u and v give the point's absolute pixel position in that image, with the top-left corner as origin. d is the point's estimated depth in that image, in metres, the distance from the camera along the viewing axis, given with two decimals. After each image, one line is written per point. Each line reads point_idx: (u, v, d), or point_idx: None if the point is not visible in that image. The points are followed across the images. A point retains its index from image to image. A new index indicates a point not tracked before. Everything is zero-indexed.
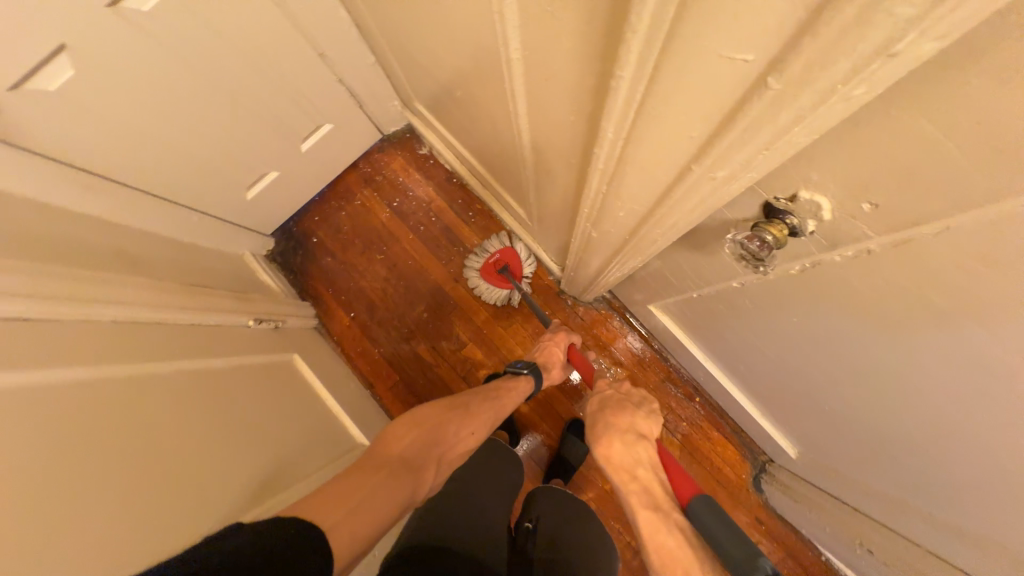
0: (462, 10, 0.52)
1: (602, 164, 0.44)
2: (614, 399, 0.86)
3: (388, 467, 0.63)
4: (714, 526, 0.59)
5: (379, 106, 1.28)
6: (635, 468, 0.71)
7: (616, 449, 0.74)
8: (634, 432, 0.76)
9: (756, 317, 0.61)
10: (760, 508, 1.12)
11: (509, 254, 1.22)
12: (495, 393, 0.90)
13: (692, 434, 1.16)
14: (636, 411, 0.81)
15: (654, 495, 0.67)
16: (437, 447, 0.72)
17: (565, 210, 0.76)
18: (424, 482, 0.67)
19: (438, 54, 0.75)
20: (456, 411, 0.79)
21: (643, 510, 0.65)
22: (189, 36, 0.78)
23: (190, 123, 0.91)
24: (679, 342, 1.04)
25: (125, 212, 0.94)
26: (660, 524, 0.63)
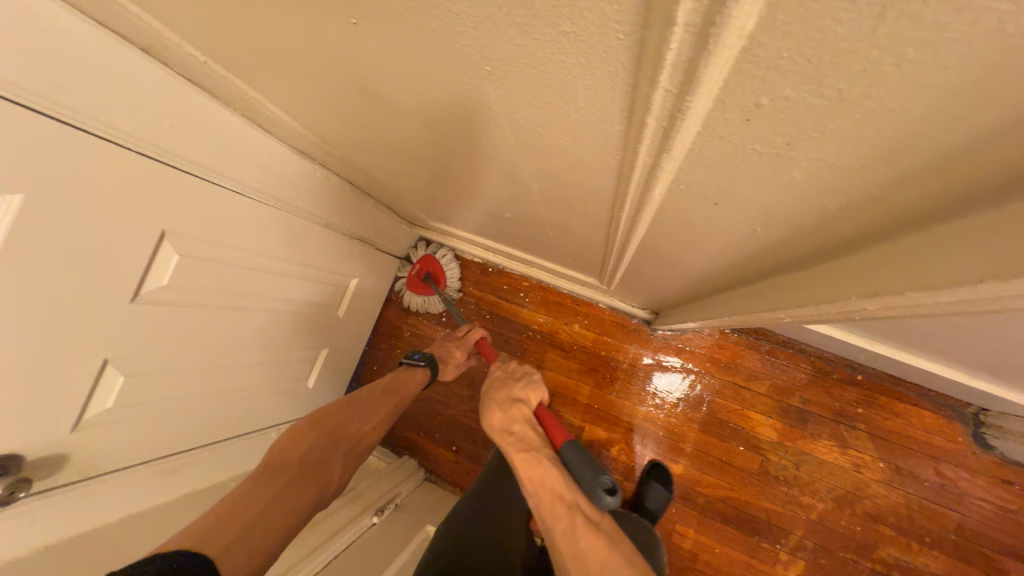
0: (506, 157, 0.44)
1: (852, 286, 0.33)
2: (501, 378, 0.80)
3: (283, 472, 0.63)
4: (574, 462, 0.63)
5: (391, 239, 1.22)
6: (514, 425, 0.70)
7: (497, 414, 0.72)
8: (509, 397, 0.74)
9: (1007, 332, 0.46)
10: (1001, 469, 0.93)
11: (429, 263, 1.27)
12: (396, 386, 0.88)
13: (874, 416, 0.99)
14: (516, 379, 0.78)
15: (531, 445, 0.67)
16: (337, 447, 0.71)
17: (668, 281, 0.65)
18: (330, 479, 0.69)
19: (455, 185, 0.68)
20: (354, 404, 0.78)
21: (517, 454, 0.66)
22: (211, 283, 0.74)
23: (239, 354, 0.86)
24: (828, 337, 0.89)
25: (216, 468, 0.88)
26: (534, 460, 0.64)
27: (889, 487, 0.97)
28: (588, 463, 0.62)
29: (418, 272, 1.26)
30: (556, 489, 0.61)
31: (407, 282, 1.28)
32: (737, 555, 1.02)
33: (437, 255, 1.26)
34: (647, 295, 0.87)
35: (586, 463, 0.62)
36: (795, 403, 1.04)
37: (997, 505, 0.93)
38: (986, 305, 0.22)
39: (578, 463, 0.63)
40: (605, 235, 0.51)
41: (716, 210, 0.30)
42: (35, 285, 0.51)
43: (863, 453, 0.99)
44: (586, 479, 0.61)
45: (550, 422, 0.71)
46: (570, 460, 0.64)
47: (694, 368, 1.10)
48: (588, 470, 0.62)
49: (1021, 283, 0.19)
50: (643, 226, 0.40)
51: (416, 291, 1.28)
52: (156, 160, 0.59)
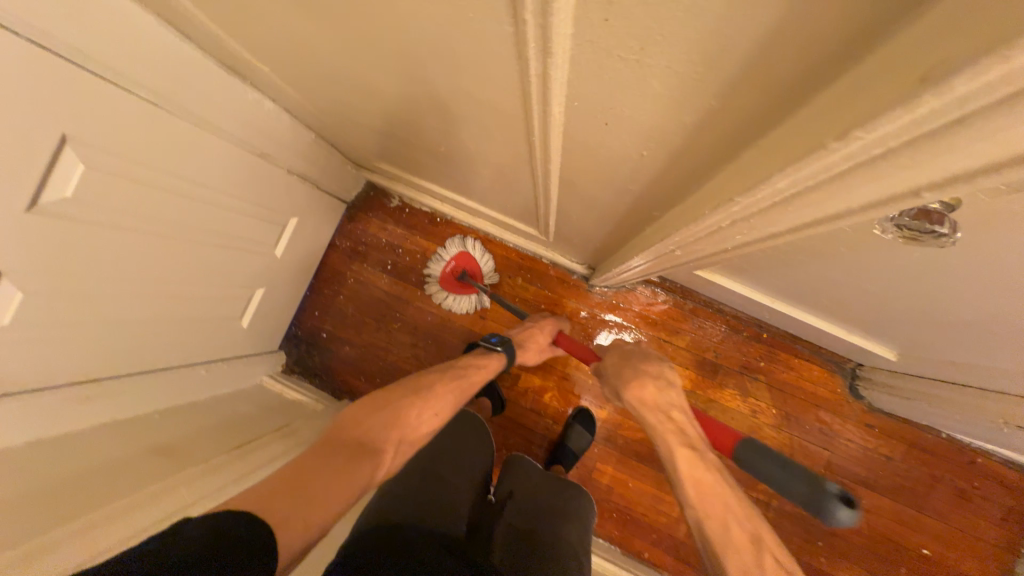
0: (425, 79, 0.44)
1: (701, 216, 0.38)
2: (639, 355, 0.82)
3: (337, 454, 0.61)
4: (771, 470, 0.55)
5: (334, 179, 1.18)
6: (666, 409, 0.70)
7: (648, 391, 0.73)
8: (663, 376, 0.75)
9: (872, 274, 0.53)
10: (867, 414, 1.09)
11: (464, 259, 1.22)
12: (463, 371, 0.87)
13: (773, 369, 1.12)
14: (660, 361, 0.79)
15: (687, 436, 0.67)
16: (397, 431, 0.69)
17: (594, 229, 0.69)
18: (384, 464, 0.66)
19: (392, 118, 0.67)
20: (424, 393, 0.77)
21: (679, 449, 0.65)
22: (127, 203, 0.69)
23: (160, 283, 0.82)
24: (741, 296, 0.98)
25: (136, 401, 0.85)
26: (697, 462, 0.63)
27: (779, 430, 1.11)
28: (788, 470, 0.54)
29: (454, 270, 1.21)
30: (724, 505, 0.61)
31: (440, 279, 1.23)
32: (644, 485, 1.17)
33: (473, 251, 1.21)
34: (582, 247, 0.91)
35: (777, 462, 0.55)
36: (708, 357, 1.15)
37: (860, 444, 1.09)
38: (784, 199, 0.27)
39: (772, 467, 0.56)
40: (528, 169, 0.52)
41: (604, 131, 0.33)
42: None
43: (761, 400, 1.12)
44: (802, 490, 0.52)
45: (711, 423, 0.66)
46: (757, 464, 0.57)
47: (626, 324, 1.18)
48: (802, 480, 0.53)
49: (807, 168, 0.24)
50: (556, 155, 0.42)
51: (450, 289, 1.23)
52: (58, 57, 0.53)
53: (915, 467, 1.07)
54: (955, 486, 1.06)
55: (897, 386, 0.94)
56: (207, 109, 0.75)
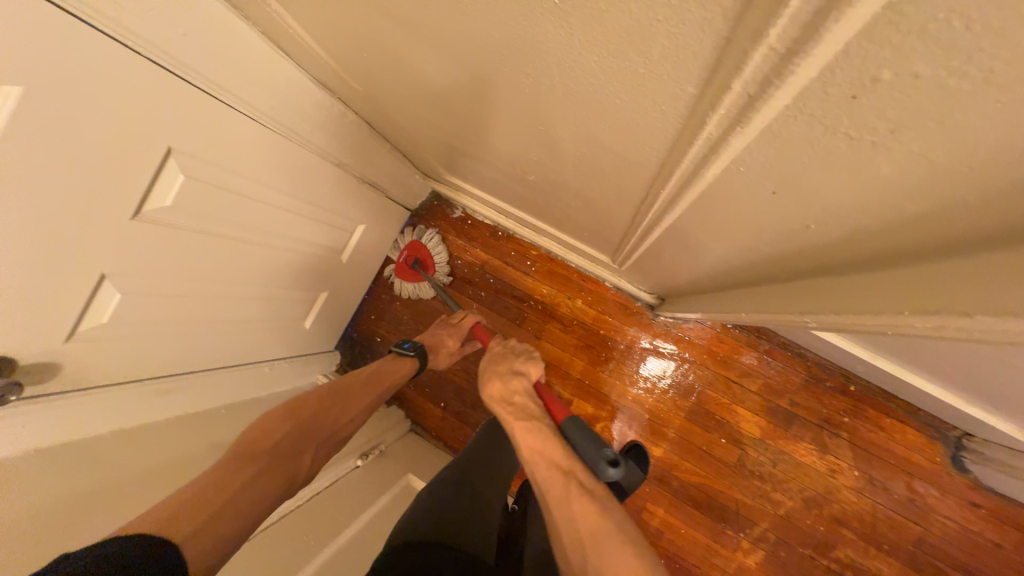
0: (537, 117, 0.41)
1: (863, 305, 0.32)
2: (499, 355, 0.90)
3: (256, 456, 0.63)
4: (577, 439, 0.67)
5: (402, 188, 1.18)
6: (511, 397, 0.78)
7: (496, 385, 0.81)
8: (510, 370, 0.84)
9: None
10: (971, 491, 0.95)
11: (416, 248, 1.26)
12: (381, 374, 0.92)
13: (858, 426, 1.01)
14: (512, 357, 0.88)
15: (528, 413, 0.74)
16: (320, 432, 0.74)
17: (686, 270, 0.63)
18: (302, 467, 0.69)
19: (475, 140, 0.64)
20: (334, 395, 0.81)
21: (519, 422, 0.72)
22: (217, 211, 0.71)
23: (237, 287, 0.85)
24: (834, 346, 0.88)
25: (208, 396, 0.89)
26: (533, 430, 0.70)
27: (860, 495, 1.00)
28: (586, 437, 0.65)
29: (406, 258, 1.26)
30: (554, 459, 0.64)
31: (395, 268, 1.27)
32: (700, 535, 1.07)
33: (425, 240, 1.26)
34: (658, 280, 0.85)
35: (588, 436, 0.66)
36: (782, 405, 1.05)
37: (960, 525, 0.95)
38: None
39: (579, 436, 0.67)
40: (636, 212, 0.48)
41: (774, 200, 0.28)
42: (27, 190, 0.48)
43: (840, 459, 1.01)
44: (592, 452, 0.63)
45: (552, 405, 0.77)
46: (571, 433, 0.68)
47: (689, 359, 1.11)
48: (591, 445, 0.65)
49: None
50: (684, 207, 0.38)
51: (405, 277, 1.27)
52: (157, 65, 0.53)
53: None
54: None
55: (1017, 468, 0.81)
56: (296, 121, 0.76)
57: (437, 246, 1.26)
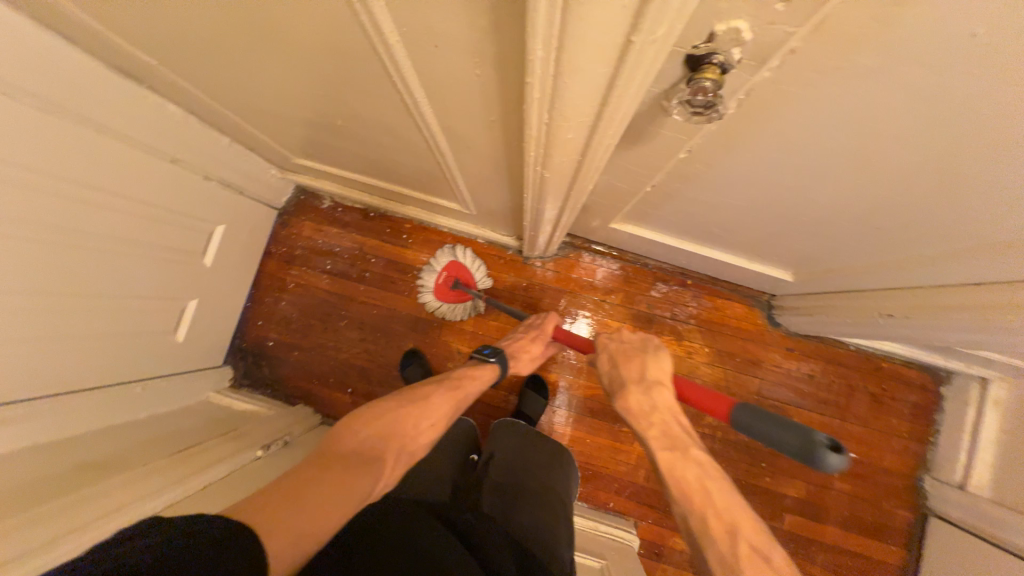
0: (288, 47, 0.47)
1: (533, 149, 0.45)
2: (626, 351, 0.78)
3: (333, 466, 0.59)
4: (766, 430, 0.56)
5: (259, 185, 1.18)
6: (652, 414, 0.68)
7: (635, 397, 0.70)
8: (645, 377, 0.72)
9: (730, 175, 0.60)
10: (785, 339, 1.20)
11: (455, 268, 1.22)
12: (458, 382, 0.86)
13: (701, 311, 1.21)
14: (642, 355, 0.76)
15: (675, 440, 0.64)
16: (395, 440, 0.69)
17: (499, 186, 0.74)
18: (382, 478, 0.63)
19: (281, 102, 0.68)
20: (416, 403, 0.76)
21: (662, 452, 0.64)
22: (30, 213, 0.68)
23: (79, 300, 0.80)
24: (658, 244, 1.05)
25: (68, 423, 0.83)
26: (678, 462, 0.62)
27: (714, 367, 1.20)
28: (778, 424, 0.55)
29: (445, 280, 1.21)
30: (706, 493, 0.58)
31: (434, 291, 1.21)
32: (603, 439, 1.22)
33: (463, 260, 1.22)
34: (504, 215, 0.96)
35: (774, 422, 0.56)
36: (642, 309, 1.23)
37: (785, 368, 1.19)
38: (560, 97, 0.33)
39: (765, 426, 0.57)
40: (412, 125, 0.57)
41: (438, 54, 0.37)
42: None
43: (694, 342, 1.21)
44: (795, 443, 0.53)
45: (704, 396, 0.66)
46: (750, 422, 0.58)
47: (563, 290, 1.25)
48: (792, 434, 0.54)
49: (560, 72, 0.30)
50: (421, 95, 0.46)
51: (445, 299, 1.22)
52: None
53: (835, 380, 1.18)
54: (868, 390, 1.18)
55: (805, 305, 1.05)
56: (107, 115, 0.74)
57: (475, 262, 1.24)
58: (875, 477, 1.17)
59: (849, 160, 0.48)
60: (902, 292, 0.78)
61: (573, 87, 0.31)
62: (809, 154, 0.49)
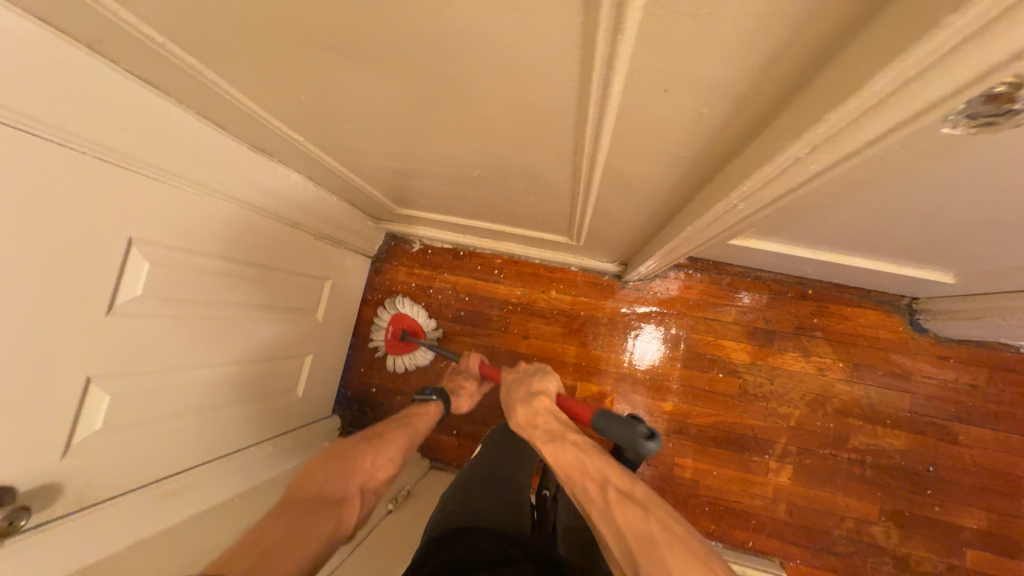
0: (456, 107, 0.47)
1: (746, 186, 0.40)
2: (518, 377, 0.86)
3: (293, 515, 0.59)
4: (610, 428, 0.69)
5: (359, 236, 1.22)
6: (536, 419, 0.73)
7: (522, 412, 0.75)
8: (529, 392, 0.79)
9: (933, 185, 0.52)
10: (937, 346, 1.06)
11: (399, 320, 1.26)
12: (408, 420, 0.86)
13: (828, 322, 1.10)
14: (532, 378, 0.83)
15: (552, 431, 0.69)
16: (354, 480, 0.68)
17: (637, 217, 0.70)
18: (343, 518, 0.63)
19: (409, 156, 0.69)
20: (370, 440, 0.75)
21: (545, 446, 0.67)
22: (185, 290, 0.72)
23: (221, 368, 0.84)
24: (782, 256, 0.97)
25: (220, 487, 0.86)
26: (559, 446, 0.66)
27: (850, 384, 1.08)
28: (616, 421, 0.68)
29: (394, 333, 1.25)
30: (586, 469, 0.61)
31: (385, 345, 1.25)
32: (732, 472, 1.10)
33: (404, 310, 1.26)
34: (617, 243, 0.92)
35: (613, 419, 0.69)
36: (759, 326, 1.14)
37: (942, 380, 1.05)
38: (849, 131, 0.28)
39: (610, 424, 0.69)
40: (570, 168, 0.54)
41: (665, 99, 0.35)
42: None
43: (826, 357, 1.10)
44: (625, 435, 0.67)
45: (572, 405, 0.76)
46: (601, 426, 0.70)
47: (665, 312, 1.18)
48: (623, 426, 0.68)
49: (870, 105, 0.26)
50: (607, 140, 0.44)
51: (394, 350, 1.26)
52: (99, 159, 0.56)
53: (1007, 390, 1.03)
54: None
55: (967, 309, 0.92)
56: (244, 189, 0.79)
57: (417, 309, 1.27)
58: None
59: None
60: None
61: (877, 118, 0.27)
62: None
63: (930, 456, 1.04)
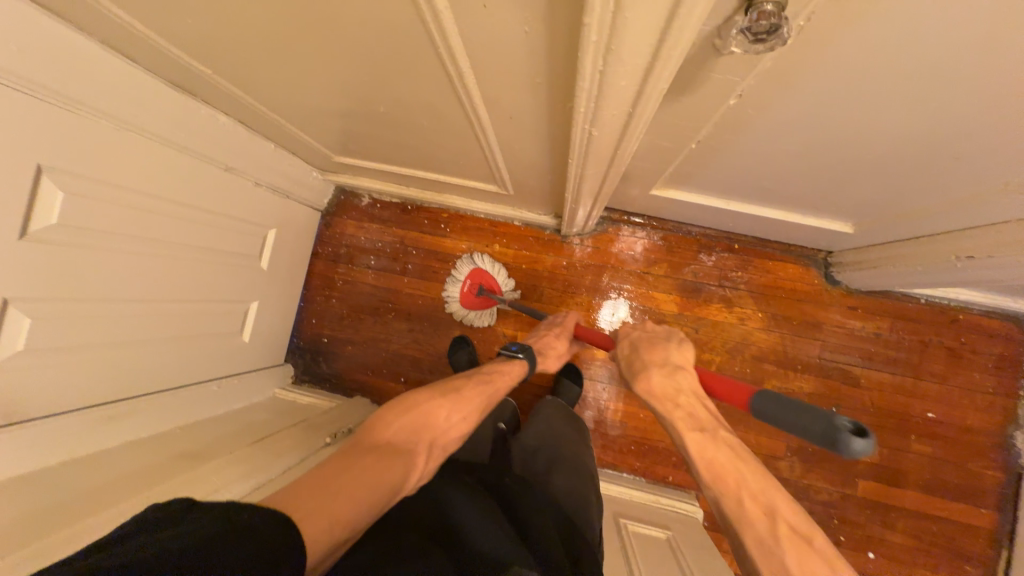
0: (331, 32, 0.49)
1: (584, 108, 0.45)
2: (645, 341, 0.79)
3: (370, 456, 0.60)
4: (794, 418, 0.56)
5: (304, 188, 1.23)
6: (678, 397, 0.67)
7: (657, 382, 0.69)
8: (669, 362, 0.72)
9: (789, 117, 0.56)
10: (847, 296, 1.14)
11: (477, 275, 1.24)
12: (489, 378, 0.85)
13: (751, 275, 1.17)
14: (663, 344, 0.76)
15: (700, 422, 0.64)
16: (425, 434, 0.69)
17: (541, 159, 0.74)
18: (414, 467, 0.64)
19: (321, 94, 0.71)
20: (448, 395, 0.75)
21: (690, 434, 0.63)
22: (112, 224, 0.75)
23: (157, 305, 0.87)
24: (703, 208, 1.02)
25: (160, 419, 0.90)
26: (708, 444, 0.61)
27: (769, 332, 1.16)
28: (802, 410, 0.56)
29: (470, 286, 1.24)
30: (745, 481, 0.57)
31: (459, 298, 1.24)
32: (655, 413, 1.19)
33: (485, 265, 1.25)
34: (543, 192, 0.96)
35: (796, 407, 0.56)
36: (688, 279, 1.20)
37: (849, 327, 1.13)
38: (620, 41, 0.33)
39: (797, 416, 0.56)
40: (456, 100, 0.58)
41: (487, 16, 0.38)
42: None
43: (747, 308, 1.17)
44: (816, 426, 0.54)
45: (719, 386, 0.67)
46: (775, 413, 0.59)
47: (603, 266, 1.24)
48: (815, 417, 0.54)
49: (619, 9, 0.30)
50: (467, 65, 0.47)
51: (471, 305, 1.25)
52: (2, 85, 0.57)
53: (905, 336, 1.12)
54: (944, 345, 1.11)
55: (868, 259, 0.99)
56: (167, 128, 0.80)
57: (495, 266, 1.25)
58: (961, 436, 1.10)
59: (925, 85, 0.45)
60: (978, 229, 0.73)
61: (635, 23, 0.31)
62: (880, 82, 0.46)
63: (834, 398, 1.13)
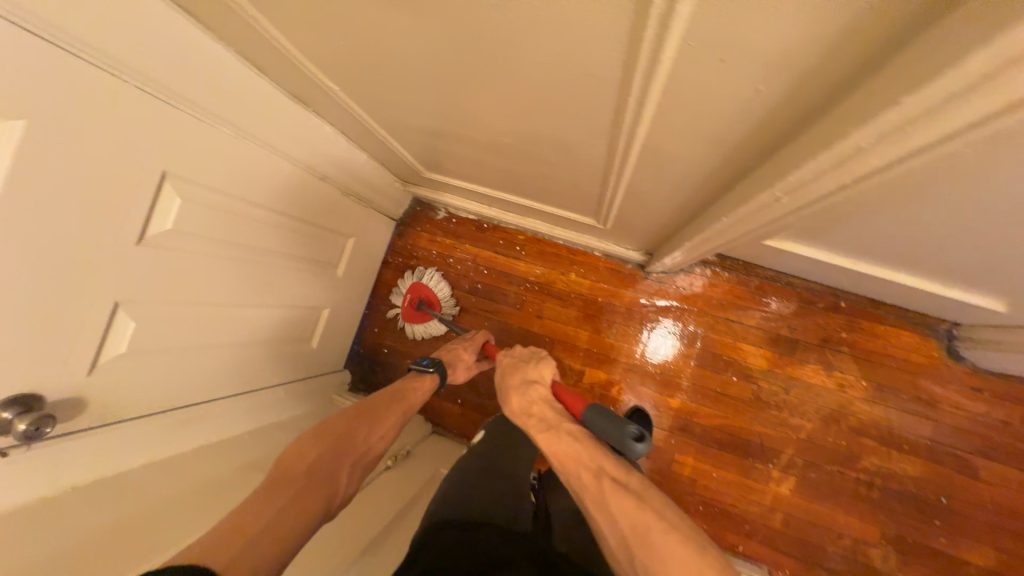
0: (498, 59, 0.45)
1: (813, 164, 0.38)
2: (513, 364, 0.81)
3: (290, 483, 0.57)
4: (599, 424, 0.61)
5: (384, 198, 1.21)
6: (531, 408, 0.69)
7: (515, 399, 0.71)
8: (523, 380, 0.75)
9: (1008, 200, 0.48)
10: (971, 375, 1.01)
11: (419, 290, 1.26)
12: (402, 394, 0.82)
13: (855, 337, 1.06)
14: (524, 364, 0.79)
15: (547, 420, 0.66)
16: (348, 454, 0.67)
17: (673, 203, 0.67)
18: (336, 489, 0.62)
19: (444, 116, 0.67)
20: (366, 417, 0.73)
21: (540, 436, 0.64)
22: (214, 228, 0.74)
23: (240, 309, 0.86)
24: (819, 263, 0.92)
25: (230, 422, 0.88)
26: (554, 436, 0.63)
27: (872, 403, 1.04)
28: (610, 420, 0.60)
29: (411, 301, 1.25)
30: (579, 459, 0.58)
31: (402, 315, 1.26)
32: (730, 475, 1.08)
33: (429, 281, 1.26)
34: (647, 231, 0.89)
35: (611, 419, 0.60)
36: (781, 333, 1.10)
37: (969, 410, 1.00)
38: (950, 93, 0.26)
39: (599, 420, 0.61)
40: (612, 137, 0.52)
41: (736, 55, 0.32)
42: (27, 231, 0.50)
43: (848, 374, 1.06)
44: (615, 437, 0.59)
45: (565, 396, 0.70)
46: (591, 420, 0.63)
47: (686, 308, 1.15)
48: (612, 425, 0.60)
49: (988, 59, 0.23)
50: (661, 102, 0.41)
51: (413, 321, 1.26)
52: (136, 88, 0.56)
53: None
54: None
55: (1009, 341, 0.86)
56: (275, 135, 0.79)
57: (438, 282, 1.27)
58: None
59: None
60: None
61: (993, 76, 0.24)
62: None
63: (942, 487, 1.00)
